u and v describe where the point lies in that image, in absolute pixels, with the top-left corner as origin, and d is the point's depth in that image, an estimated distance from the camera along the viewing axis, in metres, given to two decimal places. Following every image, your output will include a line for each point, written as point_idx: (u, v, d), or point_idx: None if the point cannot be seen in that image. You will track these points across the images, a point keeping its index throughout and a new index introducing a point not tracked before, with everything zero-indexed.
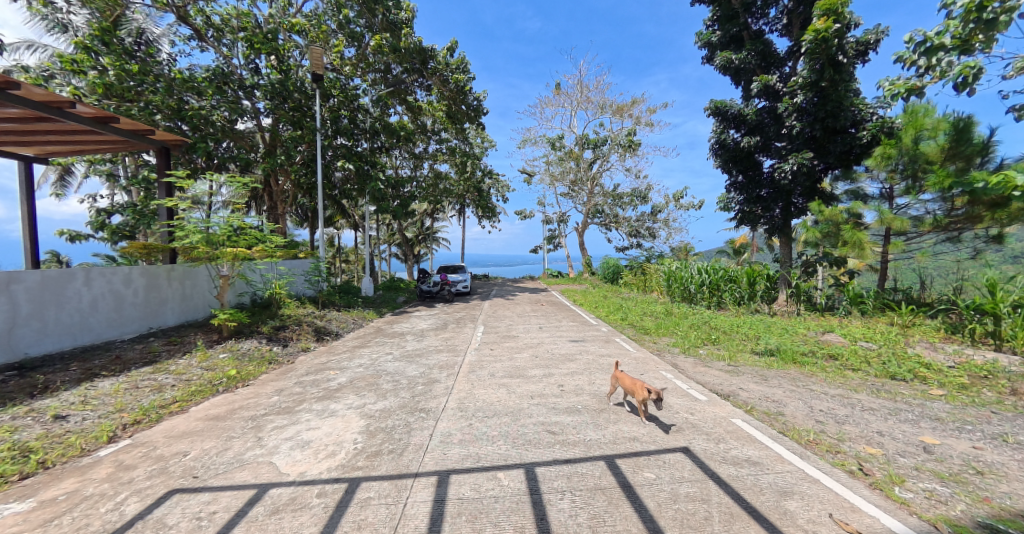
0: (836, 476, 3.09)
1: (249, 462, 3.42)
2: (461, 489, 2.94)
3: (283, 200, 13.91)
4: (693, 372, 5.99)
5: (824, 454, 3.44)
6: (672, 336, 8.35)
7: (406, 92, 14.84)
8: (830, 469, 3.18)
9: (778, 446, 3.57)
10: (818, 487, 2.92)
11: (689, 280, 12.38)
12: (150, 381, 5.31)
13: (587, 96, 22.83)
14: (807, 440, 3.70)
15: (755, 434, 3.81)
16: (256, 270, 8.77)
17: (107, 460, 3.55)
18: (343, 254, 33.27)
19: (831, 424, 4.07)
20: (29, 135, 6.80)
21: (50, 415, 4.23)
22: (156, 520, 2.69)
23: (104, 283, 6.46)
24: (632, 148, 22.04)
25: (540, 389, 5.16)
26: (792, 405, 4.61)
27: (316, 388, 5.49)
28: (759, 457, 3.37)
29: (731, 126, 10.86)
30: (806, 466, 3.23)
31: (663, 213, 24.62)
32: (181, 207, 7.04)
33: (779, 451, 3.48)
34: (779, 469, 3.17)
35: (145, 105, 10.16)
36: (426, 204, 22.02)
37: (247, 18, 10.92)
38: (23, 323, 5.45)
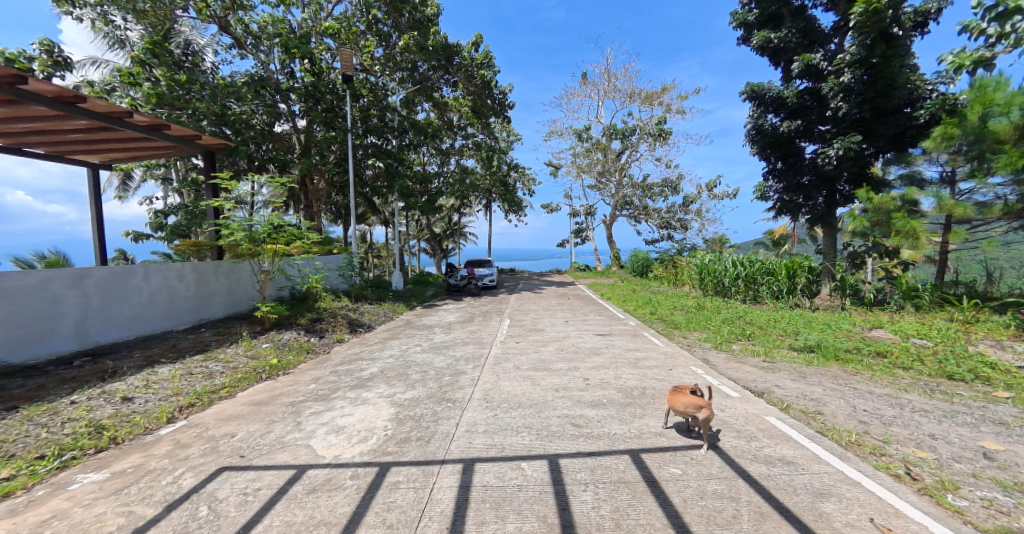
0: (879, 479, 2.93)
1: (288, 445, 3.67)
2: (485, 477, 3.03)
3: (317, 199, 14.46)
4: (724, 368, 5.79)
5: (866, 456, 3.26)
6: (703, 332, 8.08)
7: (433, 89, 14.96)
8: (873, 472, 3.02)
9: (814, 446, 3.42)
10: (858, 490, 2.78)
11: (722, 273, 11.87)
12: (201, 368, 5.78)
13: (614, 85, 22.25)
14: (849, 441, 3.51)
15: (789, 432, 3.67)
16: (294, 265, 9.23)
17: (166, 438, 3.91)
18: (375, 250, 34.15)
19: (876, 425, 3.84)
20: (95, 144, 7.45)
21: (119, 396, 4.70)
22: (209, 493, 2.96)
23: (161, 278, 7.05)
24: (662, 137, 21.31)
25: (565, 383, 5.17)
26: (832, 404, 4.38)
27: (350, 377, 5.77)
28: (794, 456, 3.25)
29: (769, 111, 10.22)
30: (844, 467, 3.09)
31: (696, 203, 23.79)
32: (225, 207, 7.46)
33: (816, 451, 3.33)
34: (815, 470, 3.04)
35: (192, 113, 10.78)
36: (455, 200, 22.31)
37: (282, 24, 11.35)
38: (93, 314, 6.07)
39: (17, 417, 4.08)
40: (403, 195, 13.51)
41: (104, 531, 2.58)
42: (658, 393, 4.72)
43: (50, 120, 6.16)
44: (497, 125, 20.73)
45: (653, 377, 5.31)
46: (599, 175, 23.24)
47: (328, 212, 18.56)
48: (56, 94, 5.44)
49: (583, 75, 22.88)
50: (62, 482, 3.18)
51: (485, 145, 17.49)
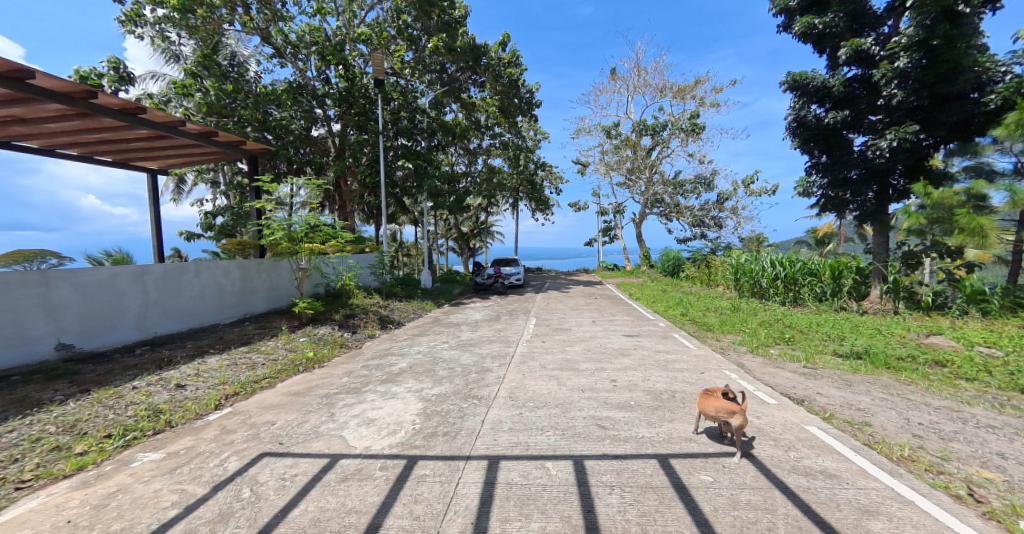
0: (936, 499, 2.70)
1: (323, 434, 3.86)
2: (510, 474, 3.06)
3: (350, 199, 15.01)
4: (760, 373, 5.51)
5: (920, 474, 3.01)
6: (737, 334, 7.74)
7: (461, 90, 15.23)
8: (929, 491, 2.79)
9: (860, 459, 3.21)
10: (911, 510, 2.58)
11: (760, 274, 11.29)
12: (245, 359, 6.18)
13: (644, 80, 21.73)
14: (900, 456, 3.26)
15: (832, 443, 3.46)
16: (329, 263, 9.66)
17: (214, 424, 4.23)
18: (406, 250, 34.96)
19: (932, 440, 3.54)
20: (154, 151, 8.11)
21: (173, 383, 5.11)
22: (251, 477, 3.16)
23: (210, 275, 7.61)
24: (695, 132, 20.54)
25: (591, 383, 5.11)
26: (882, 415, 4.08)
27: (380, 371, 5.99)
28: (837, 469, 3.06)
29: (813, 101, 9.61)
30: (894, 483, 2.88)
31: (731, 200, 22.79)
32: (267, 208, 7.92)
33: (862, 465, 3.12)
34: (862, 485, 2.85)
35: (238, 120, 11.50)
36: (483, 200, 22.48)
37: (318, 33, 11.91)
38: (152, 307, 6.64)
39: (89, 399, 4.52)
40: (432, 195, 13.85)
41: (161, 506, 2.80)
42: (689, 398, 4.57)
43: (116, 131, 6.78)
44: (525, 124, 20.69)
45: (682, 381, 5.14)
46: (628, 172, 22.55)
47: (361, 212, 19.22)
48: (121, 107, 5.98)
49: (612, 71, 22.49)
50: (126, 460, 3.51)
51: (511, 144, 17.62)
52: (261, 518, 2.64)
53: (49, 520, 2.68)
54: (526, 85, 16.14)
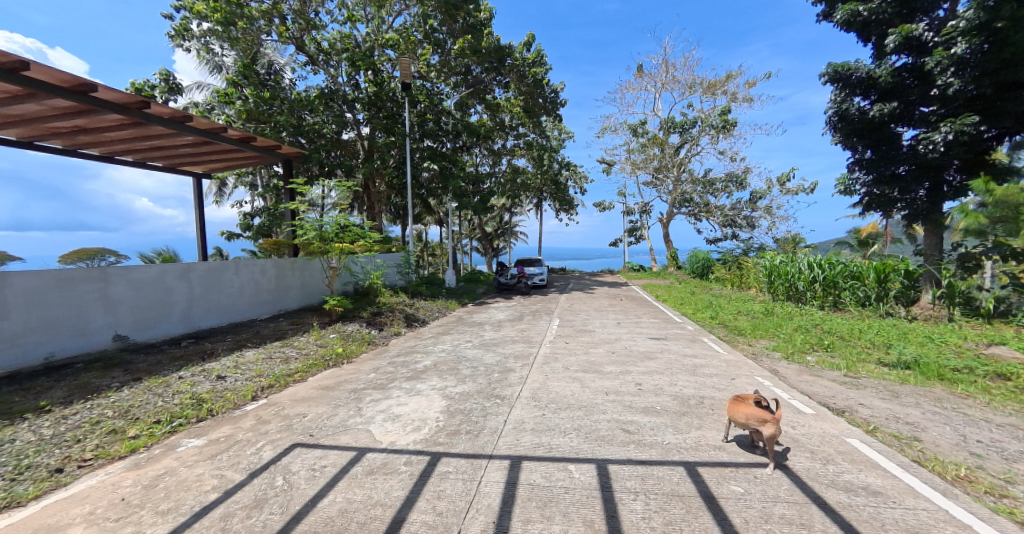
0: (998, 524, 2.47)
1: (351, 428, 4.00)
2: (532, 475, 3.04)
3: (378, 200, 15.43)
4: (796, 381, 5.23)
5: (978, 496, 2.77)
6: (771, 339, 7.38)
7: (485, 91, 15.35)
8: (988, 515, 2.55)
9: (908, 477, 2.98)
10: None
11: (796, 276, 10.73)
12: (280, 353, 6.50)
13: (672, 76, 21.15)
14: (954, 476, 3.02)
15: (877, 459, 3.24)
16: (357, 262, 9.99)
17: (251, 414, 4.47)
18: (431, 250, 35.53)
19: (993, 460, 3.25)
20: (199, 156, 8.65)
21: (215, 375, 5.44)
22: (284, 466, 3.31)
23: (248, 273, 8.04)
24: (726, 129, 19.78)
25: (615, 386, 5.01)
26: (934, 430, 3.77)
27: (405, 368, 6.13)
28: (882, 487, 2.86)
29: (856, 93, 9.03)
30: (948, 505, 2.66)
31: (764, 200, 21.74)
32: (301, 209, 8.29)
33: (910, 483, 2.91)
34: (910, 505, 2.65)
35: (274, 125, 12.07)
36: (506, 200, 22.56)
37: (348, 40, 12.35)
38: (196, 303, 7.09)
39: (141, 386, 4.87)
40: (456, 195, 14.07)
41: (202, 489, 2.98)
42: (718, 404, 4.40)
43: (165, 138, 7.28)
44: (550, 123, 20.58)
45: (710, 386, 4.96)
46: (656, 171, 22.12)
47: (388, 213, 19.71)
48: (171, 115, 6.42)
49: (639, 67, 22.03)
50: (172, 444, 3.76)
51: (536, 144, 17.63)
52: (293, 506, 2.75)
53: (106, 497, 2.91)
54: (551, 85, 16.13)
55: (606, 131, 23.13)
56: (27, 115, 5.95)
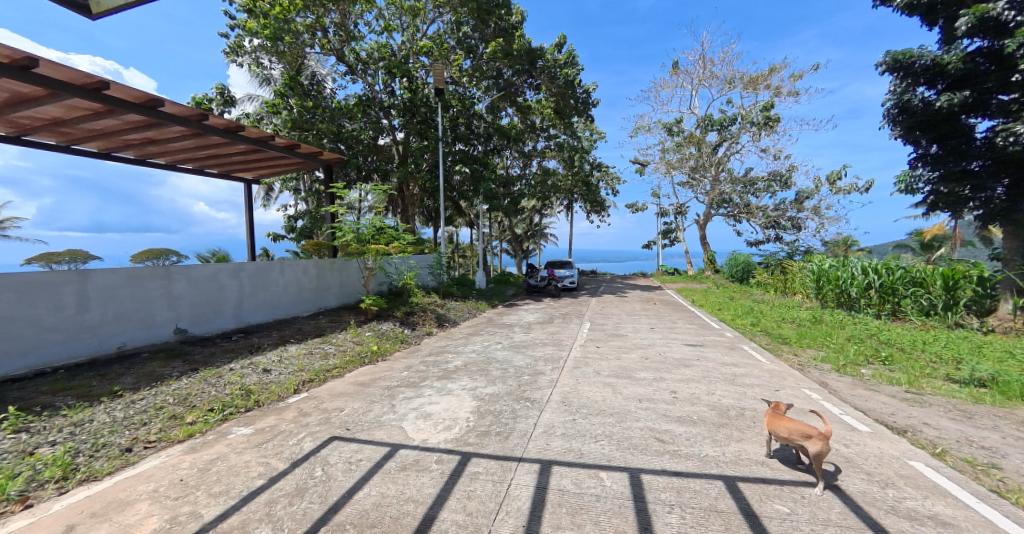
0: None
1: (384, 424, 4.12)
2: (562, 481, 2.96)
3: (412, 203, 15.85)
4: (849, 395, 4.83)
5: None
6: (819, 349, 6.90)
7: (517, 93, 15.51)
8: None
9: (988, 509, 2.60)
10: None
11: (847, 282, 10.00)
12: (319, 349, 6.84)
13: (710, 71, 20.32)
14: None
15: (947, 487, 2.85)
16: (392, 263, 10.31)
17: (292, 406, 4.72)
18: (462, 251, 36.02)
19: None
20: (250, 162, 9.24)
21: (261, 368, 5.79)
22: (322, 457, 3.45)
23: (291, 273, 8.52)
24: (769, 125, 18.68)
25: (648, 393, 4.82)
26: (1017, 457, 3.36)
27: (436, 367, 6.26)
28: (953, 518, 2.50)
29: (920, 83, 8.30)
30: None
31: (812, 199, 20.37)
32: (339, 212, 8.65)
33: (990, 516, 2.52)
34: None
35: (316, 133, 12.69)
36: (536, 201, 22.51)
37: (385, 49, 12.82)
38: (246, 300, 7.60)
39: (197, 376, 5.27)
40: (487, 198, 14.25)
41: (249, 475, 3.17)
42: (760, 416, 4.13)
43: (220, 146, 7.84)
44: (581, 124, 20.36)
45: (751, 397, 4.68)
46: (692, 171, 21.19)
47: (421, 215, 20.21)
48: (226, 126, 6.92)
49: (676, 64, 21.36)
50: (223, 431, 4.04)
51: (566, 145, 17.54)
52: (330, 497, 2.85)
53: (167, 477, 3.17)
54: (583, 86, 16.03)
55: (640, 131, 22.56)
56: (105, 129, 6.60)
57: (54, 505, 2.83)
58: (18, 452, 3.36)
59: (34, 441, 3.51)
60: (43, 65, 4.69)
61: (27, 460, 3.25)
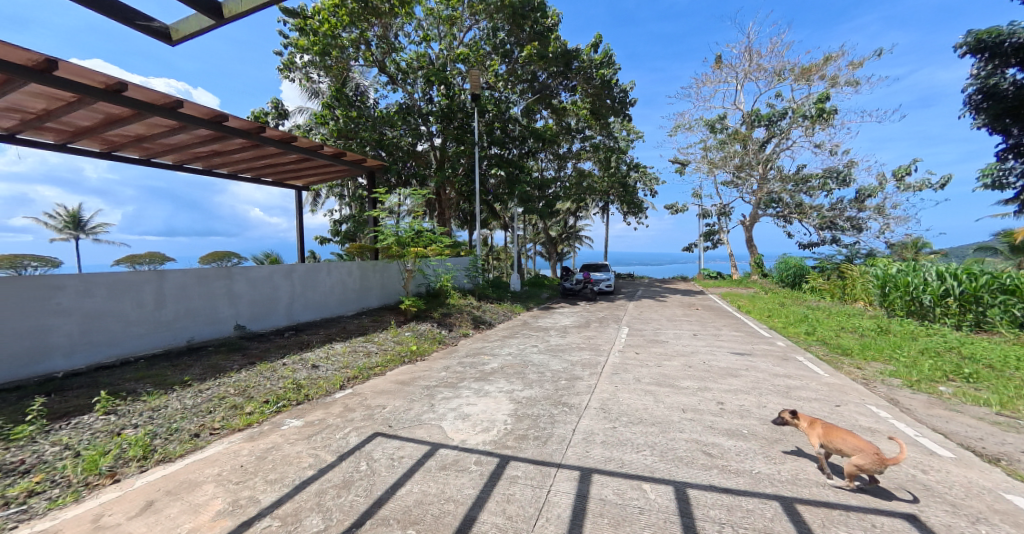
0: None
1: (424, 423, 4.21)
2: (603, 490, 2.90)
3: (449, 207, 16.16)
4: (922, 414, 4.40)
5: None
6: (884, 363, 6.35)
7: (552, 96, 15.58)
8: None
9: None
10: None
11: (919, 289, 9.13)
12: (363, 347, 7.10)
13: (757, 64, 19.38)
14: None
15: None
16: (430, 266, 10.55)
17: (339, 402, 4.92)
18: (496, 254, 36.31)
19: None
20: (301, 170, 9.77)
21: (310, 364, 6.08)
22: (367, 452, 3.57)
23: (338, 274, 8.92)
24: (824, 118, 17.51)
25: (692, 403, 4.64)
26: None
27: (473, 369, 6.33)
28: None
29: (1009, 64, 8.30)
30: None
31: (875, 197, 18.85)
32: (381, 216, 8.96)
33: None
34: None
35: (360, 141, 13.19)
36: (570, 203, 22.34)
37: (424, 58, 13.23)
38: (297, 299, 8.02)
39: (254, 369, 5.61)
40: (522, 200, 14.31)
41: (301, 466, 3.33)
42: None
43: (275, 156, 8.33)
44: (618, 124, 20.05)
45: (805, 410, 4.40)
46: (737, 169, 20.25)
47: (457, 218, 20.49)
48: (280, 137, 7.34)
49: (719, 59, 20.55)
50: (277, 422, 4.27)
51: (602, 146, 17.30)
52: (375, 491, 2.94)
53: (229, 462, 3.40)
54: (619, 85, 15.84)
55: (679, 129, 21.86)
56: (179, 143, 7.20)
57: (136, 481, 3.11)
58: (106, 433, 3.72)
59: (119, 423, 3.87)
60: (132, 88, 5.18)
61: (114, 439, 3.58)
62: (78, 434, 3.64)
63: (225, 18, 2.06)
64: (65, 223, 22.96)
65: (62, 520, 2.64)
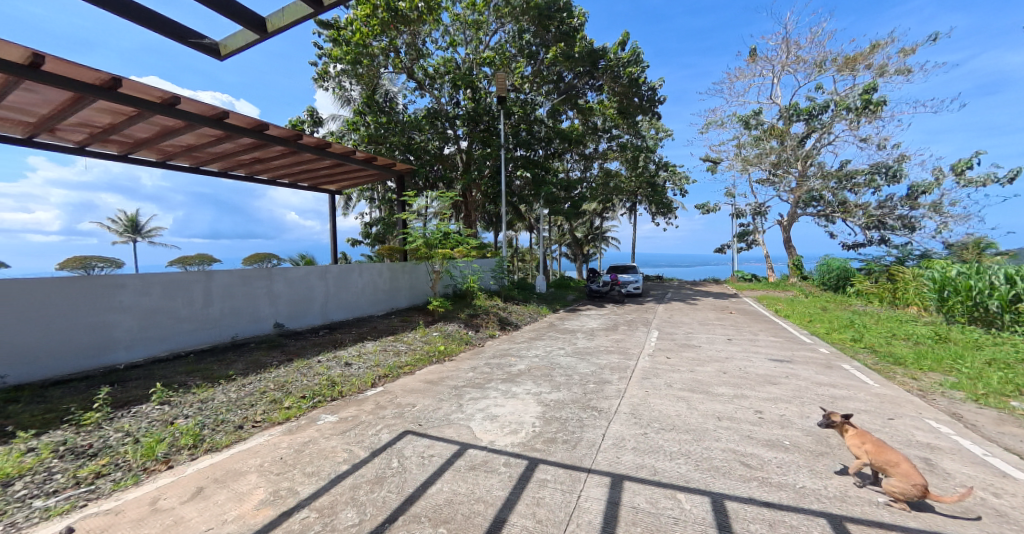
0: None
1: (453, 423, 4.24)
2: (636, 498, 2.83)
3: (475, 209, 16.29)
4: (988, 430, 4.06)
5: None
6: (942, 373, 5.91)
7: (578, 96, 15.47)
8: None
9: None
10: None
11: (984, 294, 8.45)
12: (393, 346, 7.25)
13: (794, 56, 18.54)
14: None
15: None
16: (457, 267, 10.66)
17: (370, 399, 5.04)
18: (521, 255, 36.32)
19: None
20: (334, 175, 10.10)
21: (343, 362, 6.26)
22: (398, 449, 3.63)
23: (369, 274, 9.16)
24: (872, 110, 16.57)
25: (728, 411, 4.47)
26: None
27: (501, 370, 6.35)
28: None
29: None
30: None
31: (930, 194, 17.62)
32: (410, 218, 9.13)
33: None
34: None
35: (389, 146, 13.46)
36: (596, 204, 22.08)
37: (450, 63, 13.44)
38: (331, 298, 8.29)
39: (292, 366, 5.83)
40: (547, 201, 14.26)
41: (336, 460, 3.43)
42: None
43: (310, 162, 8.63)
44: (646, 123, 19.67)
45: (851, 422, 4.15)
46: (773, 166, 19.44)
47: (483, 220, 20.64)
48: (316, 144, 7.61)
49: (753, 52, 19.80)
50: (314, 417, 4.42)
51: (630, 145, 17.00)
52: (406, 489, 2.98)
53: (271, 453, 3.54)
54: (648, 83, 15.57)
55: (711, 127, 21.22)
56: (224, 152, 7.59)
57: (189, 468, 3.29)
58: (161, 422, 3.95)
59: (173, 413, 4.11)
60: (184, 101, 5.49)
61: (168, 428, 3.80)
62: (138, 422, 3.88)
63: (268, 33, 2.15)
64: (125, 227, 24.67)
65: (124, 501, 2.83)
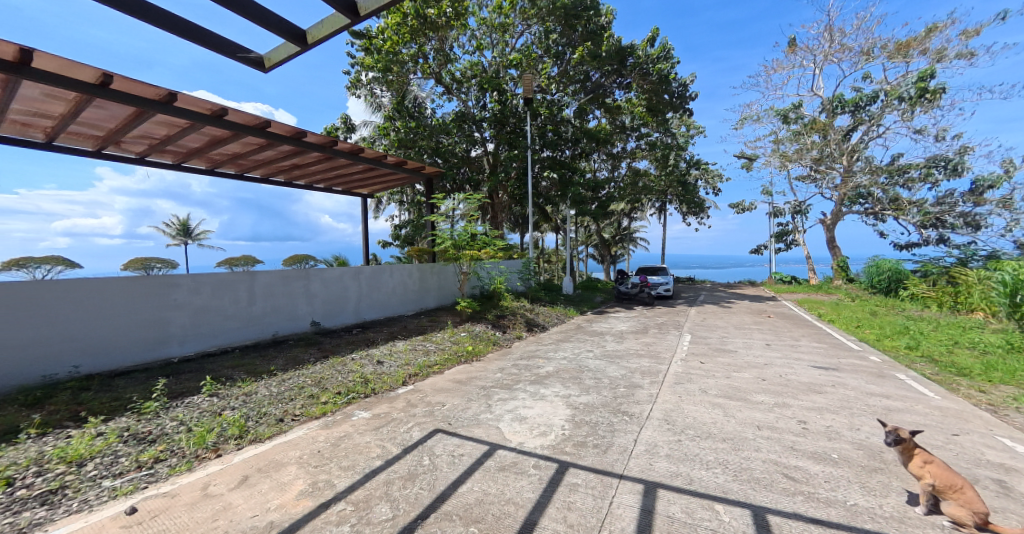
0: None
1: (483, 423, 4.26)
2: (671, 507, 2.75)
3: (501, 210, 16.34)
4: None
5: None
6: (1012, 385, 5.41)
7: (606, 94, 15.27)
8: None
9: None
10: None
11: None
12: (422, 346, 7.36)
13: (838, 45, 17.59)
14: None
15: None
16: (484, 268, 10.72)
17: (401, 397, 5.13)
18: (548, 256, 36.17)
19: None
20: (367, 179, 10.38)
21: (375, 360, 6.40)
22: (429, 447, 3.68)
23: (399, 275, 9.35)
24: (928, 100, 15.46)
25: (767, 419, 4.27)
26: None
27: (529, 371, 6.32)
28: None
29: None
30: None
31: (997, 189, 16.24)
32: (439, 220, 9.25)
33: None
34: None
35: (418, 149, 13.69)
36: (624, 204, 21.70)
37: (478, 66, 13.57)
38: (364, 298, 8.52)
39: (328, 363, 6.02)
40: (575, 202, 14.14)
41: (370, 455, 3.50)
42: None
43: (344, 166, 8.90)
44: (676, 121, 19.18)
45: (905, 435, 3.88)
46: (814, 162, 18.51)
47: (509, 222, 20.67)
48: (351, 149, 7.83)
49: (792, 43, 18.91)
50: (348, 413, 4.54)
51: (659, 144, 16.62)
52: (438, 486, 3.01)
53: (310, 447, 3.66)
54: (679, 80, 15.18)
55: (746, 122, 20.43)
56: (266, 159, 7.94)
57: (236, 457, 3.45)
58: (211, 412, 4.17)
59: (221, 405, 4.33)
60: (231, 112, 5.79)
61: (217, 418, 4.00)
62: (190, 411, 4.11)
63: (309, 44, 2.24)
64: (177, 231, 26.30)
65: (180, 485, 3.00)
